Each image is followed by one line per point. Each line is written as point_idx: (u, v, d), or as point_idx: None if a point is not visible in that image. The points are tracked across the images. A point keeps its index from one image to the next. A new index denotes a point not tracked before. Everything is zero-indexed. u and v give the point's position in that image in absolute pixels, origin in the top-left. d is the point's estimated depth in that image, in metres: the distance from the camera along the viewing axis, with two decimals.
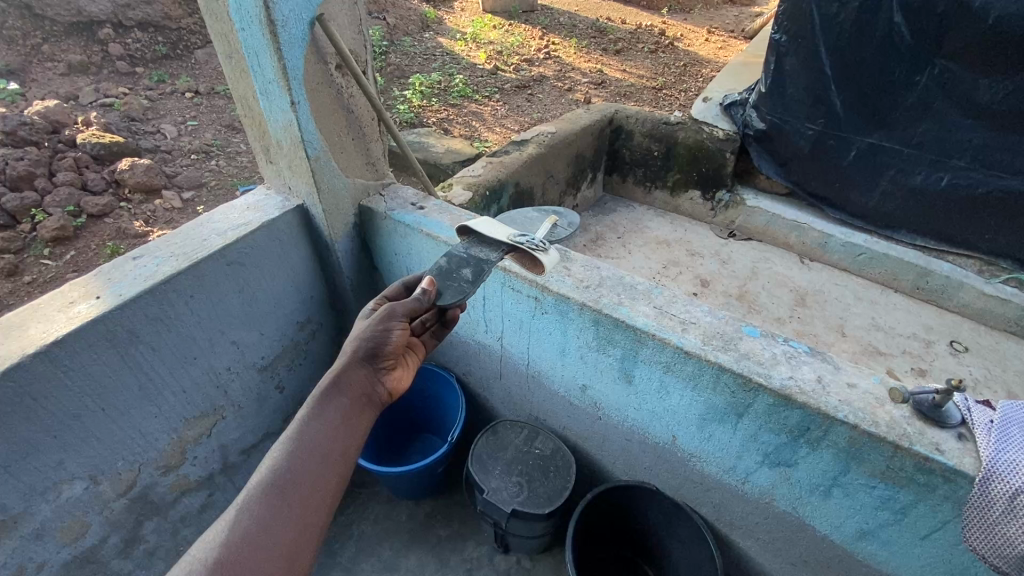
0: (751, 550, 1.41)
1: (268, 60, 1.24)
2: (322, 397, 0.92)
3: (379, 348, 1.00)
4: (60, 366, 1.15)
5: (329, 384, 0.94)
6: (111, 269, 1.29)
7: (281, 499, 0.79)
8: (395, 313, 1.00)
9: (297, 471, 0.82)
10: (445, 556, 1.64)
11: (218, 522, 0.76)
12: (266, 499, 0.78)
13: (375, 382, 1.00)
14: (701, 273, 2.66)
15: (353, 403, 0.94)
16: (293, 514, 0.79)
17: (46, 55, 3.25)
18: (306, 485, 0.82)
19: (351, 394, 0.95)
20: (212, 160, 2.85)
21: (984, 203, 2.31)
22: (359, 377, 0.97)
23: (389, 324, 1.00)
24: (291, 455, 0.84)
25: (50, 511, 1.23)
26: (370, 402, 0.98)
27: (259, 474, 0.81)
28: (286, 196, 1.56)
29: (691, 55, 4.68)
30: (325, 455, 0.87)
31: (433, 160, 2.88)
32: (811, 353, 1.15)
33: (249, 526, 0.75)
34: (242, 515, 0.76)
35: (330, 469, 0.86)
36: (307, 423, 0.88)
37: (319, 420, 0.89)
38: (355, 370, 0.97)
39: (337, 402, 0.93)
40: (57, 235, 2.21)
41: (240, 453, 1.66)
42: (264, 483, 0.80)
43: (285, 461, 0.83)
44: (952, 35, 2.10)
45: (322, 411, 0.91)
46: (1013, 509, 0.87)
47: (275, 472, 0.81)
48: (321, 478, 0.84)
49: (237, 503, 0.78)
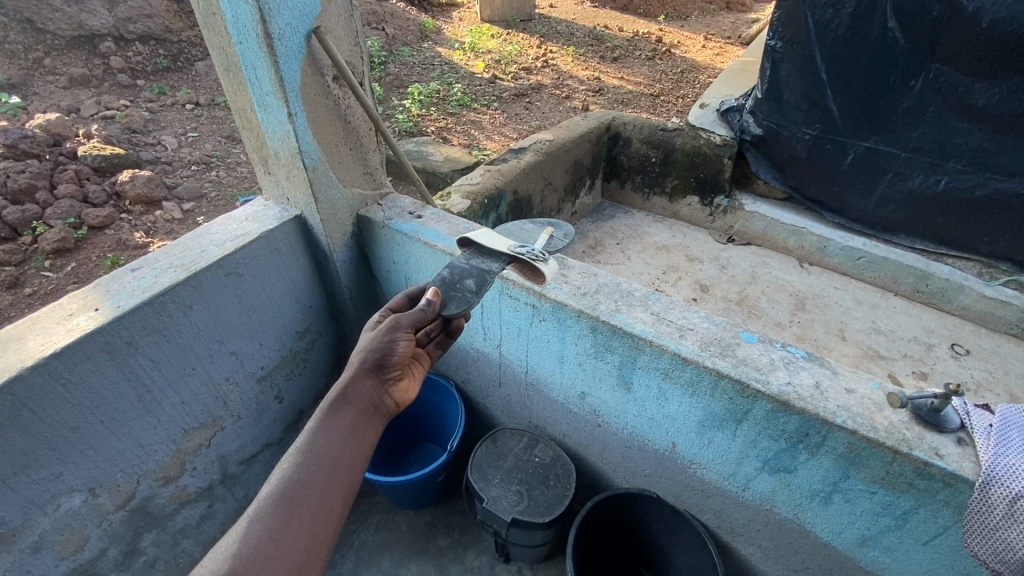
0: (753, 558, 1.40)
1: (265, 73, 1.25)
2: (330, 409, 0.92)
3: (386, 359, 1.00)
4: (60, 377, 1.15)
5: (337, 396, 0.94)
6: (109, 281, 1.30)
7: (289, 511, 0.80)
8: (403, 323, 1.00)
9: (305, 484, 0.83)
10: (446, 565, 1.63)
11: (229, 534, 0.76)
12: (275, 511, 0.79)
13: (383, 393, 1.00)
14: (700, 278, 2.66)
15: (361, 415, 0.94)
16: (303, 526, 0.80)
17: (47, 69, 3.28)
18: (314, 498, 0.82)
19: (358, 405, 0.95)
20: (212, 171, 2.87)
21: (983, 205, 2.30)
22: (367, 388, 0.97)
23: (397, 334, 1.00)
24: (299, 468, 0.84)
25: (49, 524, 1.23)
26: (377, 413, 0.98)
27: (267, 486, 0.81)
28: (285, 207, 1.56)
29: (688, 62, 4.72)
30: (333, 467, 0.87)
31: (432, 168, 2.90)
32: (808, 358, 1.15)
33: (259, 539, 0.75)
34: (251, 528, 0.76)
35: (339, 481, 0.86)
36: (315, 434, 0.89)
37: (327, 431, 0.89)
38: (363, 382, 0.97)
39: (345, 414, 0.92)
40: (58, 247, 2.22)
41: (240, 463, 1.66)
42: (274, 495, 0.80)
43: (293, 474, 0.83)
44: (946, 40, 2.11)
45: (331, 422, 0.91)
46: (1013, 513, 0.87)
47: (283, 484, 0.82)
48: (329, 490, 0.84)
49: (246, 516, 0.78)
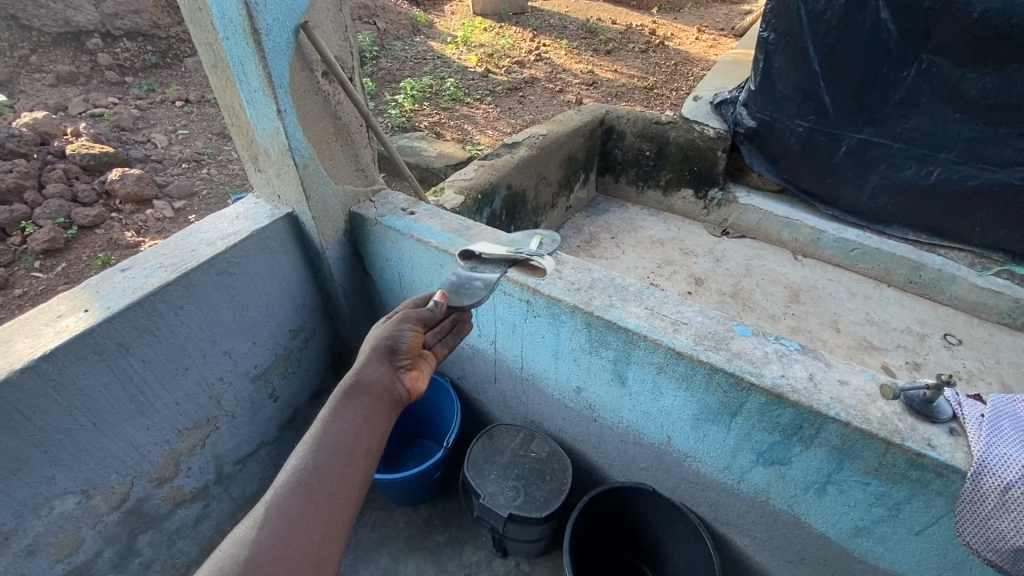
0: (749, 549, 1.40)
1: (253, 69, 1.24)
2: (345, 391, 0.93)
3: (397, 347, 1.04)
4: (50, 379, 1.14)
5: (352, 380, 0.95)
6: (99, 282, 1.29)
7: (305, 500, 0.79)
8: (411, 314, 1.09)
9: (320, 472, 0.82)
10: (443, 561, 1.64)
11: (246, 521, 0.75)
12: (291, 500, 0.78)
13: (397, 381, 1.01)
14: (695, 271, 2.66)
15: (376, 398, 0.95)
16: (319, 515, 0.79)
17: (34, 66, 3.23)
18: (330, 487, 0.81)
19: (373, 390, 0.96)
20: (203, 169, 2.85)
21: (975, 195, 2.31)
22: (380, 373, 0.99)
23: (406, 324, 1.07)
24: (315, 452, 0.84)
25: (42, 527, 1.22)
26: (392, 399, 0.98)
27: (283, 474, 0.81)
28: (276, 205, 1.55)
29: (682, 54, 4.70)
30: (348, 455, 0.86)
31: (425, 164, 2.88)
32: (802, 351, 1.15)
33: (277, 522, 0.75)
34: (268, 515, 0.76)
35: (355, 470, 0.86)
36: (329, 421, 0.89)
37: (341, 416, 0.90)
38: (376, 366, 0.99)
39: (359, 396, 0.93)
40: (48, 247, 2.20)
41: (235, 463, 1.65)
42: (289, 484, 0.80)
43: (308, 459, 0.83)
44: (938, 30, 2.12)
45: (346, 407, 0.92)
46: (1005, 502, 0.87)
47: (298, 472, 0.81)
48: (344, 480, 0.83)
49: (263, 503, 0.77)
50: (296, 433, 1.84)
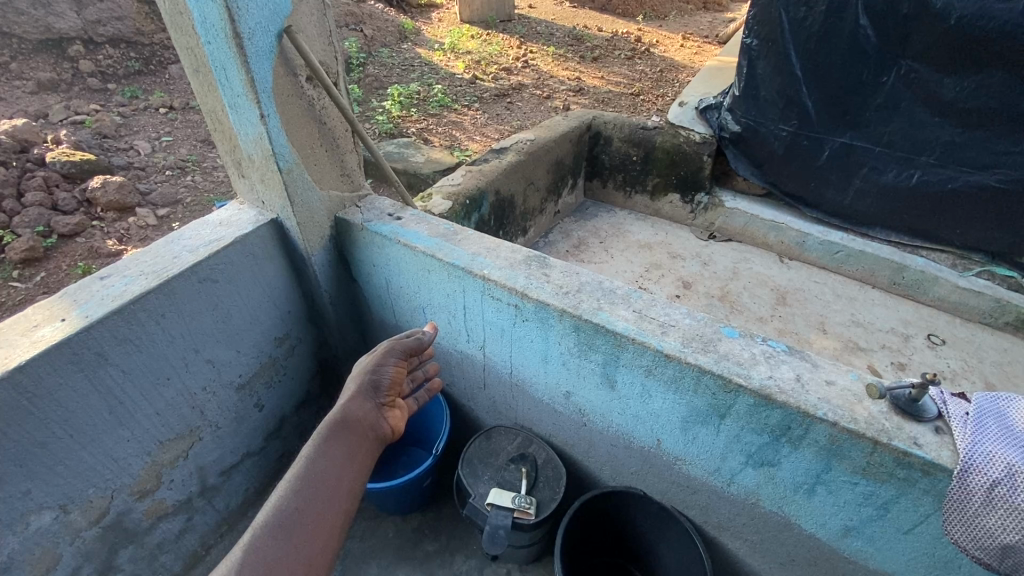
0: (740, 552, 1.40)
1: (235, 74, 1.23)
2: (332, 424, 1.10)
3: (379, 383, 1.24)
4: (26, 391, 1.11)
5: (339, 412, 1.13)
6: (77, 289, 1.26)
7: (286, 540, 0.88)
8: (395, 348, 1.31)
9: (301, 511, 0.93)
10: (434, 571, 1.61)
11: (237, 546, 0.86)
12: (272, 540, 0.87)
13: (378, 416, 1.19)
14: (683, 275, 2.68)
15: (359, 431, 1.12)
16: (298, 555, 0.88)
17: (14, 73, 3.16)
18: (310, 525, 0.92)
19: (354, 428, 1.11)
20: (188, 176, 2.81)
21: (955, 198, 2.35)
22: (364, 407, 1.17)
23: (389, 359, 1.29)
24: (299, 490, 0.95)
25: (17, 543, 1.19)
26: (373, 432, 1.15)
27: (264, 515, 0.90)
28: (260, 210, 1.53)
29: (667, 61, 4.76)
30: (330, 493, 0.98)
31: (413, 170, 2.88)
32: (789, 352, 1.16)
33: (266, 547, 0.86)
34: (248, 557, 0.84)
35: (336, 508, 0.97)
36: (314, 457, 1.02)
37: (327, 450, 1.04)
38: (359, 401, 1.17)
39: (343, 429, 1.10)
40: (26, 256, 2.15)
41: (219, 474, 1.62)
42: (269, 525, 0.89)
43: (292, 497, 0.94)
44: (916, 36, 2.17)
45: (329, 445, 1.05)
46: (991, 499, 0.88)
47: (281, 512, 0.91)
48: (325, 518, 0.94)
49: (240, 546, 0.85)
50: (282, 443, 1.81)
